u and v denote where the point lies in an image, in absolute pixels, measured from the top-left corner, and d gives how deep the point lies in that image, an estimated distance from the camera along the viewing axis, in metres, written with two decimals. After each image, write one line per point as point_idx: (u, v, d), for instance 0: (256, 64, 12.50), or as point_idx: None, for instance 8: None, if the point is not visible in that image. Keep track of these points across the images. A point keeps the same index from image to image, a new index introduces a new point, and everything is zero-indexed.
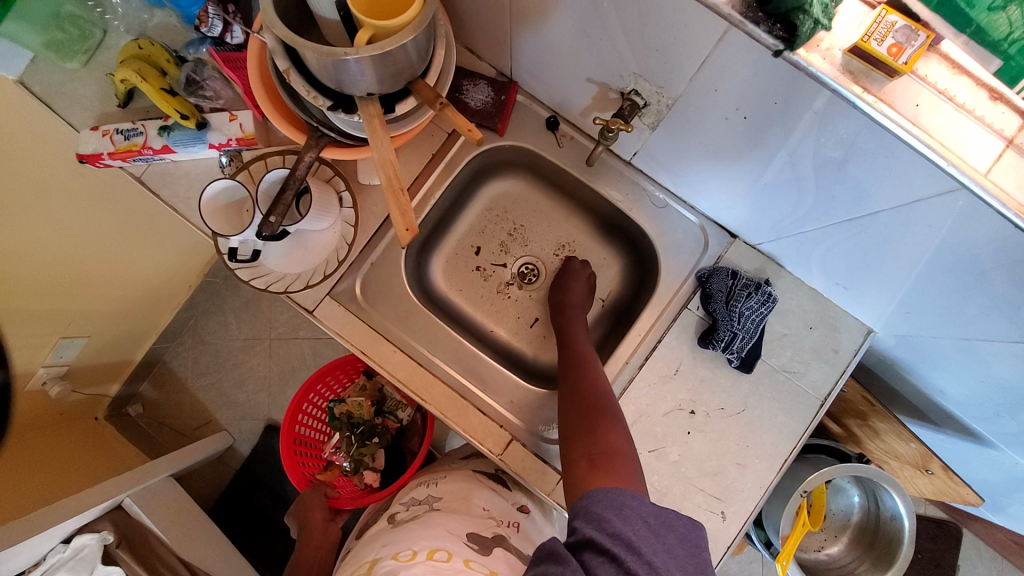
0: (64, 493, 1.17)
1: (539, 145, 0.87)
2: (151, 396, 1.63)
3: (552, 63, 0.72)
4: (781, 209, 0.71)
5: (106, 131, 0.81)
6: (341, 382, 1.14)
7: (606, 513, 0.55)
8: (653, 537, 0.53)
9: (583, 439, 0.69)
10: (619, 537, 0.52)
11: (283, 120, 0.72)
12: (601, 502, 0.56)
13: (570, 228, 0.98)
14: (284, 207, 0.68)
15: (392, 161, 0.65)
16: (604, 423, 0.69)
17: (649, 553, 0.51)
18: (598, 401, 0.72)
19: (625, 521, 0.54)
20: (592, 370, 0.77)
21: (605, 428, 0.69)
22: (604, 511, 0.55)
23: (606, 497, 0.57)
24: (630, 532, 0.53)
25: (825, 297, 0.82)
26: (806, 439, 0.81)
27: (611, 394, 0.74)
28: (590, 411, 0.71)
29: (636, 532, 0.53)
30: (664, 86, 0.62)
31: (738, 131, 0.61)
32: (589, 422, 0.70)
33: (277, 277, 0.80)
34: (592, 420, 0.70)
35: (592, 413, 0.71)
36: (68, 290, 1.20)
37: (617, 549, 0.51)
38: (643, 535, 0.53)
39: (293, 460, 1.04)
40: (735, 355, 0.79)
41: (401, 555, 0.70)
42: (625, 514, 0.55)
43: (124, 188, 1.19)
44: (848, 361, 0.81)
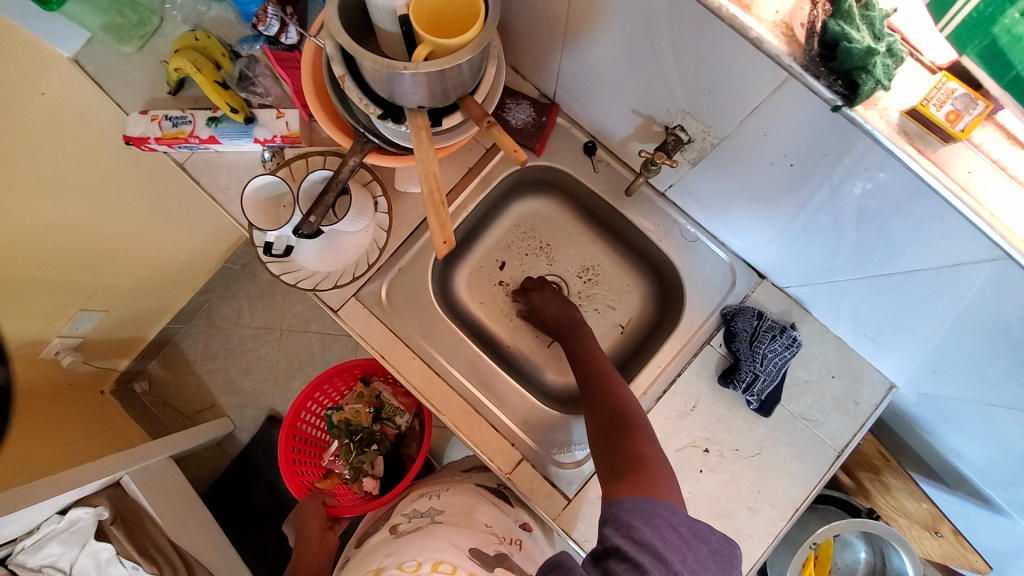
0: (58, 467, 1.18)
1: (575, 168, 0.87)
2: (158, 374, 1.64)
3: (600, 92, 0.73)
4: (816, 255, 0.70)
5: (155, 116, 0.83)
6: (338, 389, 1.13)
7: (633, 521, 0.55)
8: (683, 547, 0.53)
9: (612, 450, 0.68)
10: (647, 548, 0.52)
11: (331, 123, 0.74)
12: (632, 511, 0.56)
13: (596, 252, 0.98)
14: (324, 208, 0.70)
15: (435, 172, 0.64)
16: (637, 438, 0.68)
17: (675, 563, 0.52)
18: (627, 411, 0.72)
19: (655, 531, 0.54)
20: (617, 389, 0.76)
21: (626, 442, 0.68)
22: (633, 518, 0.55)
23: (636, 505, 0.56)
24: (658, 542, 0.53)
25: (850, 348, 0.82)
26: (821, 489, 0.80)
27: (639, 410, 0.73)
28: (624, 420, 0.71)
29: (664, 541, 0.53)
30: (711, 125, 0.62)
31: (783, 176, 0.62)
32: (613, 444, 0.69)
33: (306, 274, 0.81)
34: (624, 426, 0.70)
35: (623, 426, 0.70)
36: (95, 264, 1.22)
37: (642, 557, 0.51)
38: (672, 545, 0.53)
39: (291, 469, 1.03)
40: (754, 398, 0.78)
41: (405, 565, 0.69)
42: (654, 523, 0.54)
43: (162, 168, 1.23)
44: (869, 414, 0.80)
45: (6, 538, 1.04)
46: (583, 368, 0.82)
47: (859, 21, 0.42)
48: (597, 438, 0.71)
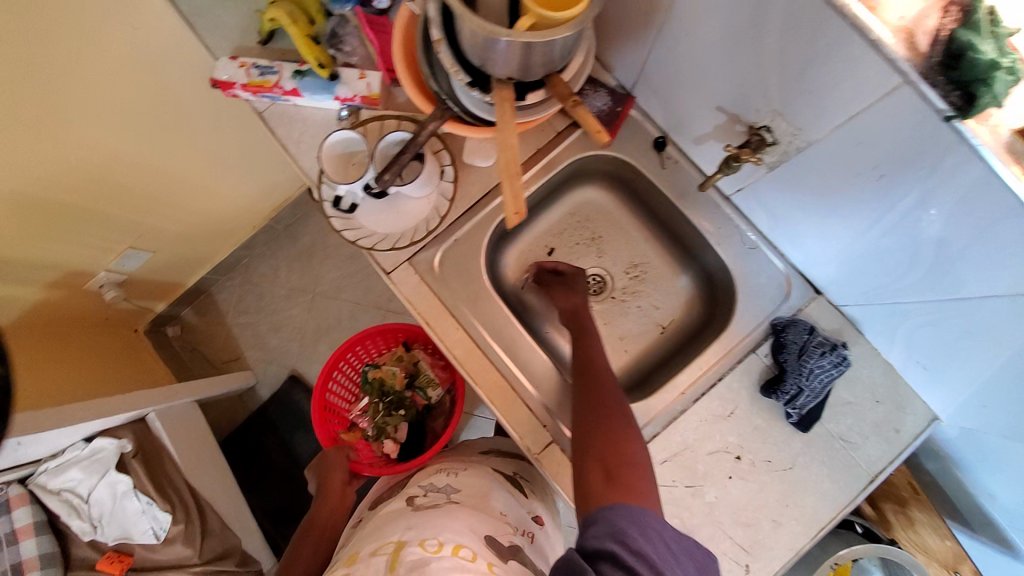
0: (72, 396, 1.18)
1: (641, 162, 0.88)
2: (191, 321, 1.68)
3: (687, 88, 0.74)
4: (883, 274, 0.70)
5: (244, 63, 0.86)
6: (379, 347, 1.15)
7: (628, 528, 0.55)
8: (675, 561, 0.54)
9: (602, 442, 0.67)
10: (641, 558, 0.52)
11: (416, 87, 0.76)
12: (626, 518, 0.56)
13: (647, 250, 0.99)
14: (399, 167, 0.73)
15: (512, 143, 0.65)
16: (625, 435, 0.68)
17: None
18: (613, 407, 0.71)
19: (647, 540, 0.54)
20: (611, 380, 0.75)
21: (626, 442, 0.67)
22: (627, 525, 0.55)
23: (631, 513, 0.56)
24: (652, 553, 0.53)
25: (898, 374, 0.81)
26: (849, 512, 0.79)
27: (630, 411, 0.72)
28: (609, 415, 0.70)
29: (658, 553, 0.53)
30: (801, 128, 0.62)
31: (867, 188, 0.61)
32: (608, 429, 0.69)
33: (366, 233, 0.82)
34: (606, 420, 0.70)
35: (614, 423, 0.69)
36: (151, 204, 1.26)
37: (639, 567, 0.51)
38: (664, 557, 0.53)
39: (321, 415, 1.05)
40: (795, 411, 0.78)
41: (426, 544, 0.70)
42: (649, 533, 0.55)
43: (235, 120, 1.26)
44: (907, 443, 0.79)
45: (29, 459, 1.08)
46: (575, 361, 0.79)
47: (986, 33, 0.44)
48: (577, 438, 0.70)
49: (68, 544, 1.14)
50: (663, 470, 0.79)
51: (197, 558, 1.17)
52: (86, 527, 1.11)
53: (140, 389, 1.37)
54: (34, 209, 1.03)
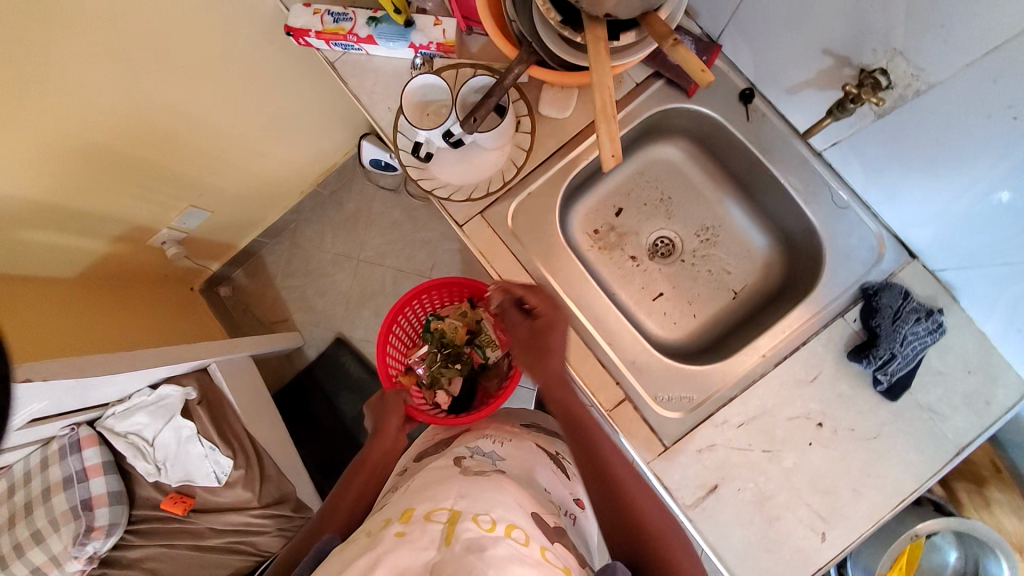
0: (131, 342, 1.22)
1: (726, 115, 0.84)
2: (241, 283, 1.71)
3: (788, 32, 0.70)
4: (994, 234, 0.66)
5: (318, 11, 0.85)
6: (442, 300, 1.15)
7: None
8: None
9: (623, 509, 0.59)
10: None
11: (497, 31, 0.74)
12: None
13: (720, 212, 0.95)
14: (484, 112, 0.71)
15: (607, 81, 0.63)
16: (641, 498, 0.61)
17: None
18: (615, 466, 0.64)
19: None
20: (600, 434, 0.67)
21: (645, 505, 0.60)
22: None
23: None
24: None
25: (996, 347, 0.76)
26: (934, 485, 0.76)
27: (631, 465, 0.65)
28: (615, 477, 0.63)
29: None
30: (925, 69, 0.58)
31: (993, 134, 0.58)
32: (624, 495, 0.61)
33: (441, 184, 0.82)
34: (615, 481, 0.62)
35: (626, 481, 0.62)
36: (214, 162, 1.28)
37: None
38: None
39: (383, 357, 1.04)
40: (885, 378, 0.74)
41: (479, 519, 0.58)
42: None
43: (305, 80, 1.28)
44: (999, 417, 0.75)
45: (100, 402, 1.12)
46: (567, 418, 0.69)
47: None
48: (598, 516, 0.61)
49: (132, 485, 1.20)
50: (740, 433, 0.77)
51: (256, 501, 1.22)
52: (150, 468, 1.16)
53: (195, 342, 1.41)
54: (108, 160, 1.05)
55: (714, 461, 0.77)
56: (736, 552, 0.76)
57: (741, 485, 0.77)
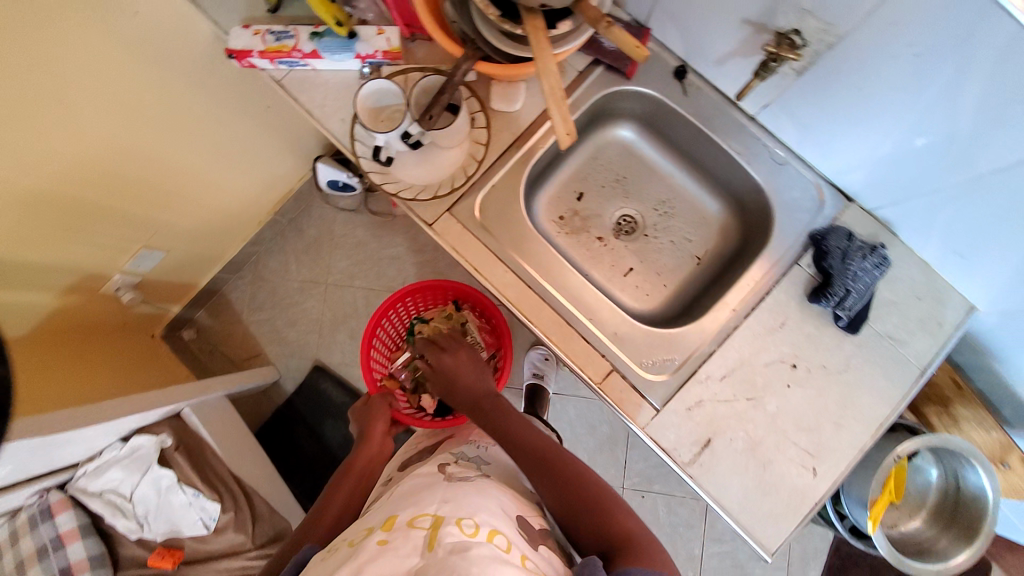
0: (94, 398, 1.17)
1: (665, 92, 0.89)
2: (205, 323, 1.66)
3: (708, 6, 0.75)
4: (917, 166, 0.73)
5: (259, 31, 0.85)
6: (426, 303, 1.14)
7: None
8: None
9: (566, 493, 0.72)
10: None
11: (439, 32, 0.76)
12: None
13: (674, 185, 1.00)
14: (440, 109, 0.75)
15: (552, 67, 0.67)
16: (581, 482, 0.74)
17: None
18: (539, 446, 0.80)
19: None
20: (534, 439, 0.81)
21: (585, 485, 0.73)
22: None
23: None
24: None
25: (936, 271, 0.83)
26: (904, 407, 0.81)
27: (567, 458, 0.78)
28: (542, 459, 0.78)
29: None
30: (833, 22, 0.63)
31: (902, 72, 0.63)
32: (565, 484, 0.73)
33: (405, 186, 0.83)
34: (543, 463, 0.77)
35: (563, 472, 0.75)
36: (162, 200, 1.24)
37: None
38: None
39: (367, 361, 1.04)
40: (845, 313, 0.79)
41: (463, 524, 0.59)
42: None
43: (246, 103, 1.25)
44: (950, 335, 0.82)
45: (67, 462, 1.05)
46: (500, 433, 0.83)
47: None
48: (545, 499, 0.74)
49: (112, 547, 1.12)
50: (724, 385, 0.81)
51: (251, 542, 1.17)
52: (131, 526, 1.08)
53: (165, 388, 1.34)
54: (50, 209, 1.00)
55: (705, 417, 0.81)
56: (736, 500, 0.79)
57: (733, 435, 0.80)
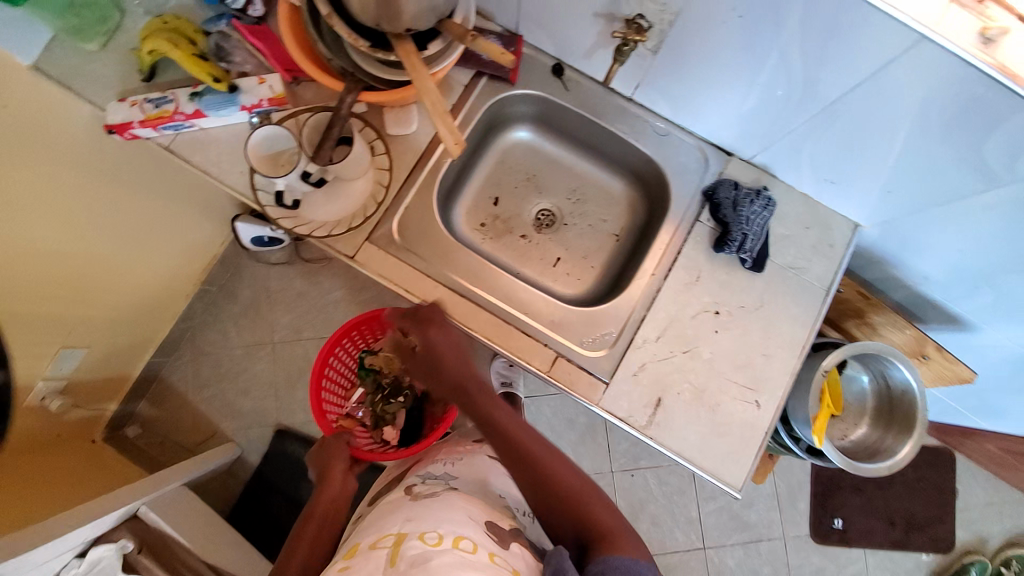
0: (55, 511, 1.08)
1: (548, 91, 0.95)
2: (150, 414, 1.56)
3: (562, 6, 0.82)
4: (771, 114, 0.81)
5: (135, 101, 0.84)
6: (374, 333, 1.12)
7: None
8: None
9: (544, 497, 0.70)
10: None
11: (318, 70, 0.78)
12: (618, 569, 0.61)
13: (580, 173, 1.06)
14: (331, 142, 0.75)
15: (430, 87, 0.71)
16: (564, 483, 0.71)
17: None
18: (512, 440, 0.74)
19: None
20: (519, 433, 0.76)
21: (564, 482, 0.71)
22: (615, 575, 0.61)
23: (620, 564, 0.62)
24: None
25: (817, 201, 0.93)
26: (820, 326, 0.89)
27: (553, 450, 0.75)
28: (517, 454, 0.74)
29: None
30: (667, 2, 0.71)
31: (735, 34, 0.71)
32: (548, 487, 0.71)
33: (318, 225, 0.84)
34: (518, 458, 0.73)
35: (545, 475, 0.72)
36: (73, 296, 1.18)
37: None
38: None
39: (319, 403, 1.01)
40: (748, 255, 0.87)
41: (426, 537, 0.67)
42: None
43: (141, 174, 1.21)
44: (843, 253, 0.91)
45: None
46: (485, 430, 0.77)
47: None
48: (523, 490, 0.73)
49: None
50: (661, 345, 0.86)
51: None
52: None
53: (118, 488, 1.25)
54: None
55: (650, 378, 0.85)
56: (696, 448, 0.84)
57: (680, 388, 0.85)
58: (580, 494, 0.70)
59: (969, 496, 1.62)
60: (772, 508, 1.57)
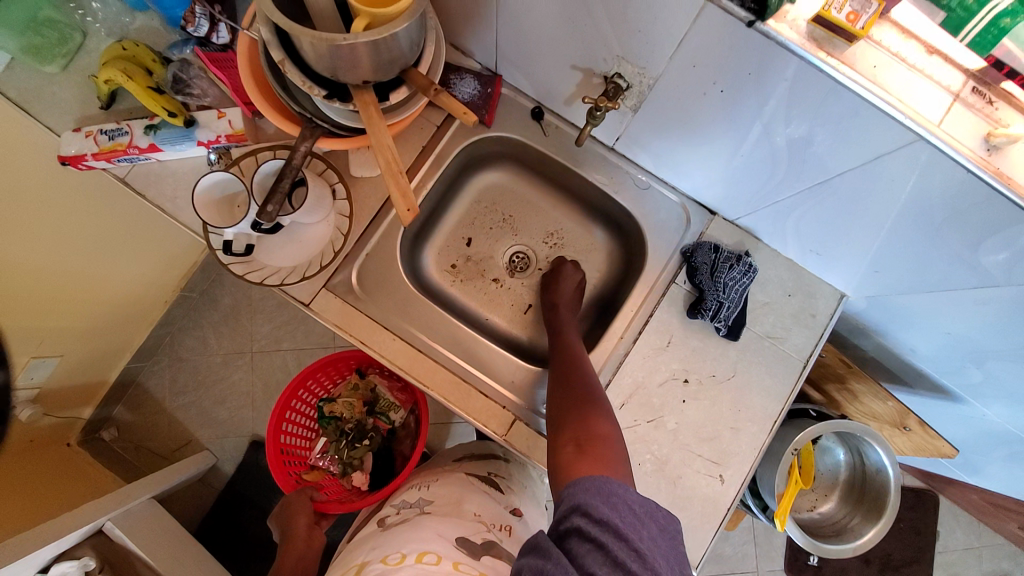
0: (39, 521, 1.09)
1: (526, 135, 0.91)
2: (126, 419, 1.55)
3: (539, 56, 0.77)
4: (755, 182, 0.76)
5: (89, 132, 0.80)
6: (332, 380, 1.12)
7: (590, 500, 0.57)
8: (639, 524, 0.55)
9: (573, 422, 0.71)
10: (606, 525, 0.54)
11: (278, 115, 0.74)
12: (591, 491, 0.58)
13: (558, 216, 1.02)
14: (281, 196, 0.68)
15: (389, 145, 0.67)
16: (592, 412, 0.72)
17: (636, 541, 0.53)
18: (570, 391, 0.75)
19: (613, 509, 0.55)
20: (582, 364, 0.80)
21: (595, 417, 0.71)
22: (591, 497, 0.57)
23: (594, 486, 0.58)
24: (618, 520, 0.54)
25: (802, 267, 0.88)
26: (794, 400, 0.85)
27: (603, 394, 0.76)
28: (579, 400, 0.74)
29: (624, 519, 0.55)
30: (645, 66, 0.66)
31: (717, 104, 0.66)
32: (579, 410, 0.72)
33: (271, 271, 0.79)
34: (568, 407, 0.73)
35: (583, 404, 0.73)
36: (39, 306, 1.15)
37: (603, 536, 0.53)
38: (630, 523, 0.54)
39: (280, 461, 1.02)
40: (722, 324, 0.83)
41: (390, 558, 0.68)
42: (614, 502, 0.56)
43: (104, 189, 1.16)
44: (825, 324, 0.87)
45: None
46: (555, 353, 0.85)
47: None
48: (555, 418, 0.74)
49: None
50: (624, 414, 0.83)
51: None
52: None
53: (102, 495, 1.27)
54: None
55: None
56: None
57: (641, 458, 0.82)
58: (586, 413, 0.72)
59: (950, 542, 1.58)
60: (748, 542, 1.53)
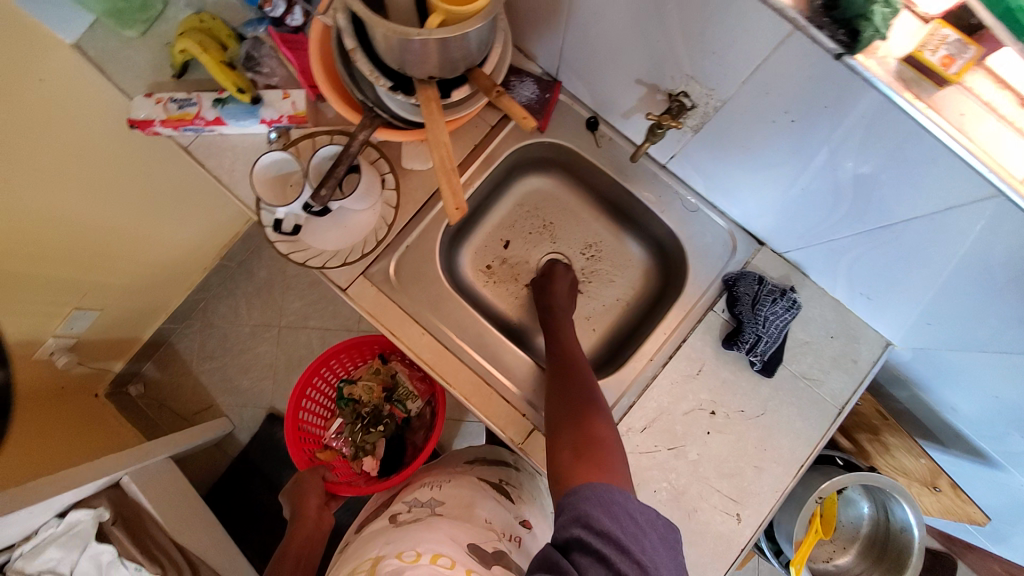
0: (54, 469, 1.12)
1: (578, 144, 0.91)
2: (153, 376, 1.60)
3: (603, 67, 0.76)
4: (811, 218, 0.74)
5: (160, 99, 0.83)
6: (353, 361, 1.14)
7: (592, 510, 0.55)
8: (641, 535, 0.54)
9: (568, 428, 0.69)
10: (607, 537, 0.53)
11: (341, 102, 0.76)
12: (591, 501, 0.56)
13: (599, 228, 1.02)
14: (335, 181, 0.70)
15: (446, 142, 0.67)
16: (592, 415, 0.71)
17: (637, 553, 0.52)
18: (591, 402, 0.73)
19: (614, 520, 0.54)
20: (580, 374, 0.78)
21: (593, 419, 0.70)
22: (592, 507, 0.55)
23: (595, 496, 0.57)
24: (619, 532, 0.53)
25: (849, 310, 0.85)
26: (825, 446, 0.82)
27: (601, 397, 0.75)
28: (580, 406, 0.72)
29: (625, 532, 0.54)
30: (715, 88, 0.65)
31: (786, 135, 0.64)
32: (576, 415, 0.70)
33: (315, 253, 0.81)
34: (580, 413, 0.71)
35: (579, 412, 0.71)
36: (89, 261, 1.19)
37: (607, 549, 0.51)
38: (632, 534, 0.54)
39: (296, 436, 1.04)
40: (758, 358, 0.81)
41: (404, 555, 0.68)
42: (614, 512, 0.55)
43: (161, 155, 1.20)
44: (866, 371, 0.83)
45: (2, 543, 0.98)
46: (554, 358, 0.82)
47: None
48: (554, 421, 0.72)
49: None
50: (646, 437, 0.81)
51: None
52: None
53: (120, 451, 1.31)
54: None
55: None
56: None
57: (657, 485, 0.80)
58: (586, 415, 0.70)
59: None
60: None
